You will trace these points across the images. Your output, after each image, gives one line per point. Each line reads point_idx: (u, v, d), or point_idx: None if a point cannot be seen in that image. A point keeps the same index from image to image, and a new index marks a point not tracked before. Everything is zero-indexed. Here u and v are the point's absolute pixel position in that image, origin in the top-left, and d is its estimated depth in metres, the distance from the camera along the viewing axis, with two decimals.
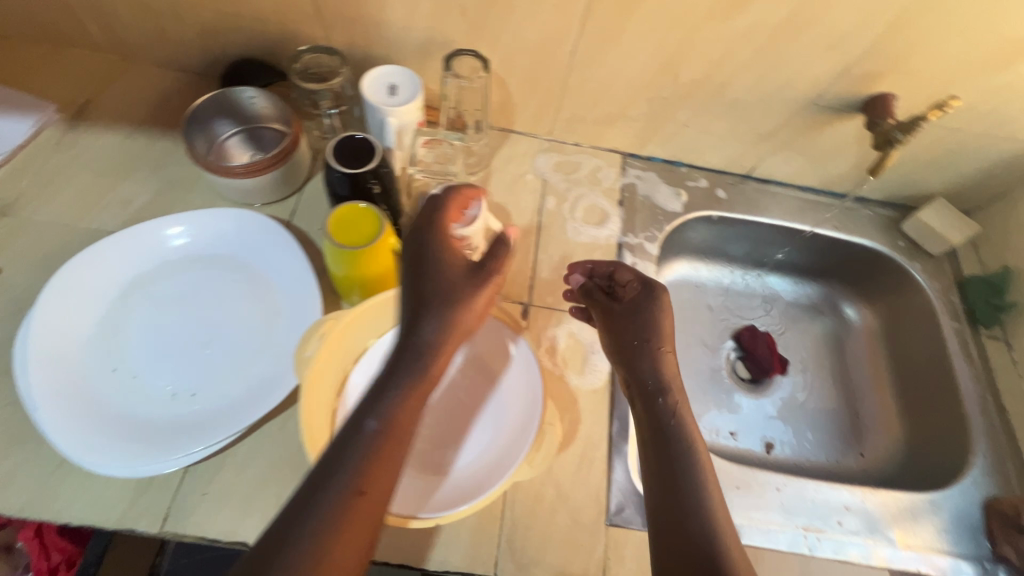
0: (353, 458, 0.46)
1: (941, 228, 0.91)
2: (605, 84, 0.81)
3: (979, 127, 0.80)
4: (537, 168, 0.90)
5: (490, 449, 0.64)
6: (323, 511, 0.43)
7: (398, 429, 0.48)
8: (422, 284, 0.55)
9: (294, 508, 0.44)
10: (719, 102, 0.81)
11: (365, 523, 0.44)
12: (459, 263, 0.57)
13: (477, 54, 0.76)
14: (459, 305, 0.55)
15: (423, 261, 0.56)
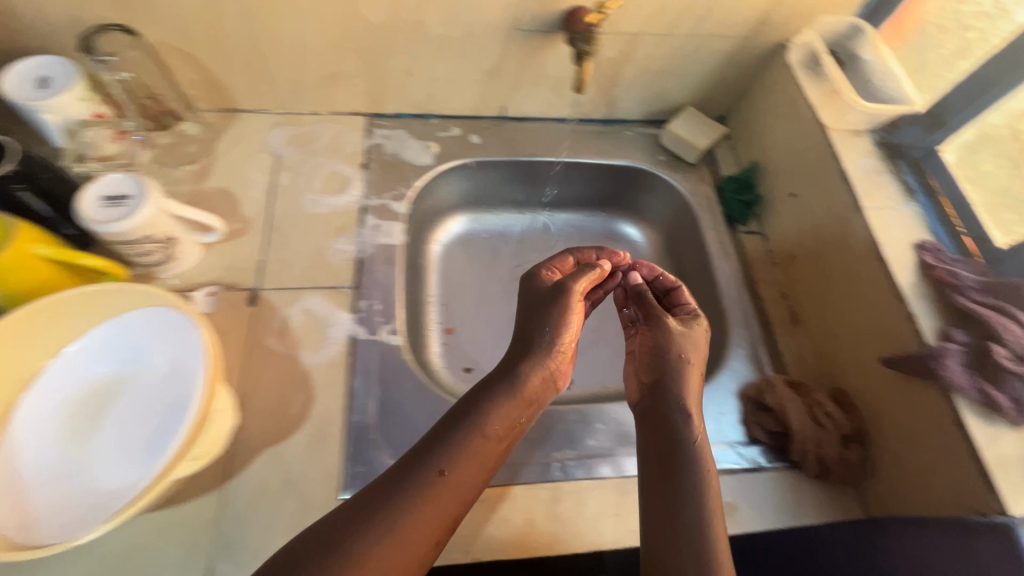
0: (416, 498, 0.50)
1: (690, 136, 0.92)
2: (299, 42, 0.75)
3: (684, 28, 0.80)
4: (269, 145, 0.84)
5: (163, 454, 0.55)
6: (400, 512, 0.48)
7: (495, 434, 0.56)
8: (529, 334, 0.64)
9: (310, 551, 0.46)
10: (425, 43, 0.77)
11: (426, 529, 0.48)
12: (563, 315, 0.65)
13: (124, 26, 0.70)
14: (553, 353, 0.63)
15: (551, 316, 0.65)
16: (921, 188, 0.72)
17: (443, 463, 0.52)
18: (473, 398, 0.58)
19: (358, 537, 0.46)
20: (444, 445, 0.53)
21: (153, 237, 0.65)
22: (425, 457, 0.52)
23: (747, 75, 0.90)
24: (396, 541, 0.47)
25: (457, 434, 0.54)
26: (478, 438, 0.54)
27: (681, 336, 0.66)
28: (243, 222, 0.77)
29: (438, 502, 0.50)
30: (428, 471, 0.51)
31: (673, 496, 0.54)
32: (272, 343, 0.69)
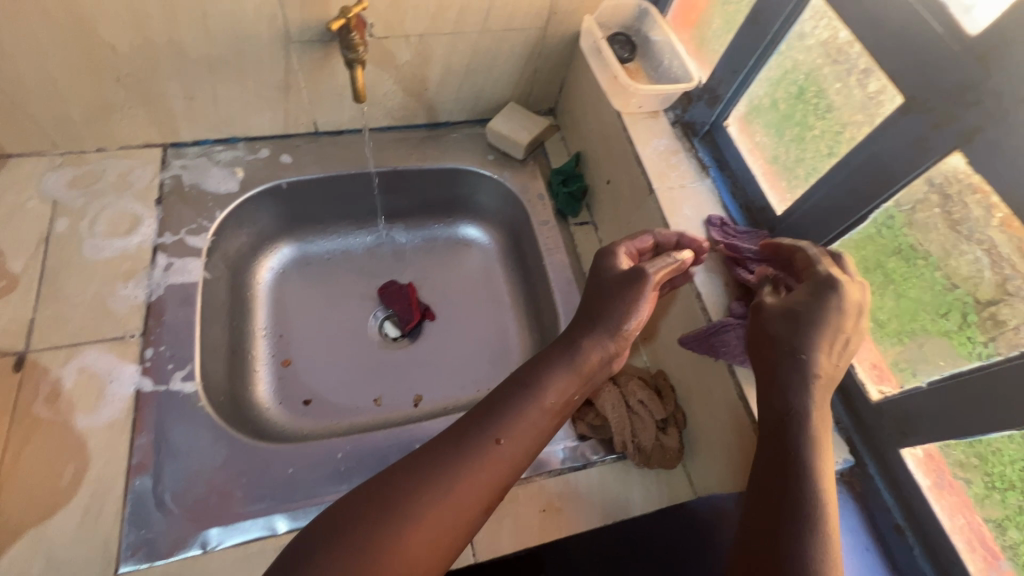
0: (460, 469, 0.46)
1: (512, 132, 0.90)
2: (45, 75, 0.68)
3: (474, 24, 0.78)
4: (45, 189, 0.77)
5: None
6: (412, 505, 0.43)
7: (510, 444, 0.48)
8: (598, 309, 0.56)
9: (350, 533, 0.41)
10: (194, 63, 0.72)
11: (455, 523, 0.44)
12: (636, 301, 0.55)
13: None
14: (618, 334, 0.55)
15: (594, 310, 0.56)
16: (712, 163, 0.73)
17: (406, 481, 0.45)
18: (527, 370, 0.53)
19: (373, 540, 0.41)
20: (494, 420, 0.49)
21: None
22: (477, 429, 0.48)
23: (558, 65, 0.89)
24: (441, 509, 0.43)
25: (506, 402, 0.50)
26: (540, 402, 0.50)
27: (806, 311, 0.49)
28: (10, 279, 0.70)
29: (490, 472, 0.46)
30: (484, 438, 0.48)
31: (794, 444, 0.45)
32: (39, 411, 0.63)
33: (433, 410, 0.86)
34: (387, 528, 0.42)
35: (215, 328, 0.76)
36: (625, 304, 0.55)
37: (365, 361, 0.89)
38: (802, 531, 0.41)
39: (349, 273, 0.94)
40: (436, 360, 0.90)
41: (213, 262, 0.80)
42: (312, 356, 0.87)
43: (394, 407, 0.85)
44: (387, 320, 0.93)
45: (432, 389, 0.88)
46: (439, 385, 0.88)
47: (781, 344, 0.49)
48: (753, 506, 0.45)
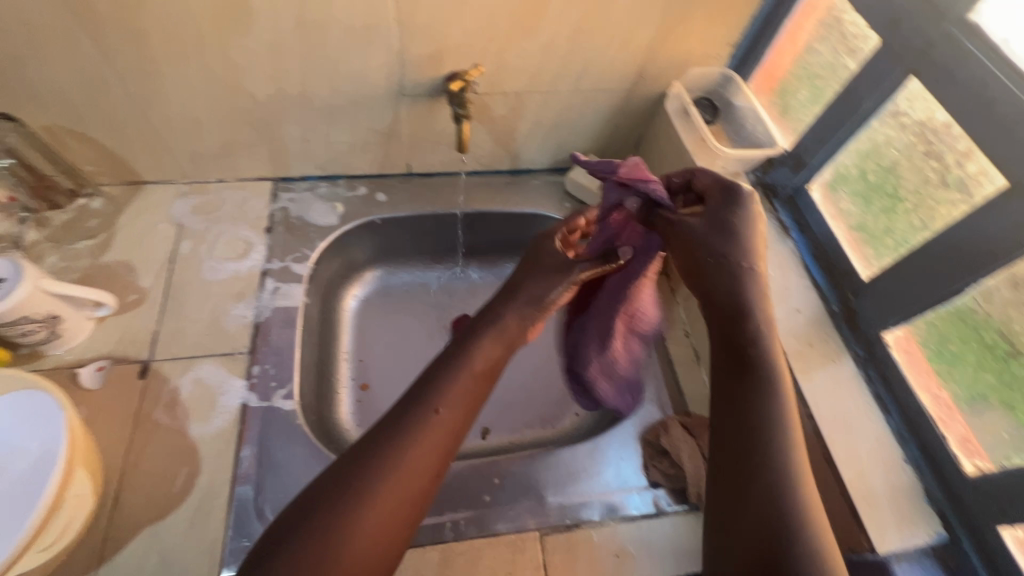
0: (410, 440, 0.50)
1: (591, 183, 0.95)
2: (190, 115, 0.78)
3: (566, 84, 0.84)
4: (173, 215, 0.86)
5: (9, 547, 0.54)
6: (371, 478, 0.47)
7: (448, 412, 0.52)
8: (530, 269, 0.66)
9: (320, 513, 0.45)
10: (315, 110, 0.80)
11: (410, 484, 0.48)
12: (553, 281, 0.64)
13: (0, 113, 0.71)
14: (537, 306, 0.63)
15: (532, 262, 0.66)
16: (794, 225, 0.76)
17: (360, 470, 0.48)
18: (444, 361, 0.56)
19: (339, 521, 0.45)
20: (429, 402, 0.52)
21: (35, 318, 0.65)
22: (416, 406, 0.52)
23: (639, 122, 0.94)
24: (396, 477, 0.48)
25: (437, 388, 0.54)
26: (470, 369, 0.56)
27: (712, 230, 0.60)
28: (140, 293, 0.78)
29: (434, 440, 0.51)
30: (425, 410, 0.52)
31: (754, 417, 0.49)
32: (159, 416, 0.69)
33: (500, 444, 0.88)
34: (345, 506, 0.46)
35: (310, 350, 0.82)
36: (562, 262, 0.66)
37: None
38: (771, 503, 0.44)
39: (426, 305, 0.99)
40: (505, 395, 0.94)
41: (313, 289, 0.86)
42: (389, 382, 0.92)
43: None
44: None
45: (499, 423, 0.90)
46: (507, 421, 0.91)
47: (723, 268, 0.58)
48: (725, 494, 0.46)
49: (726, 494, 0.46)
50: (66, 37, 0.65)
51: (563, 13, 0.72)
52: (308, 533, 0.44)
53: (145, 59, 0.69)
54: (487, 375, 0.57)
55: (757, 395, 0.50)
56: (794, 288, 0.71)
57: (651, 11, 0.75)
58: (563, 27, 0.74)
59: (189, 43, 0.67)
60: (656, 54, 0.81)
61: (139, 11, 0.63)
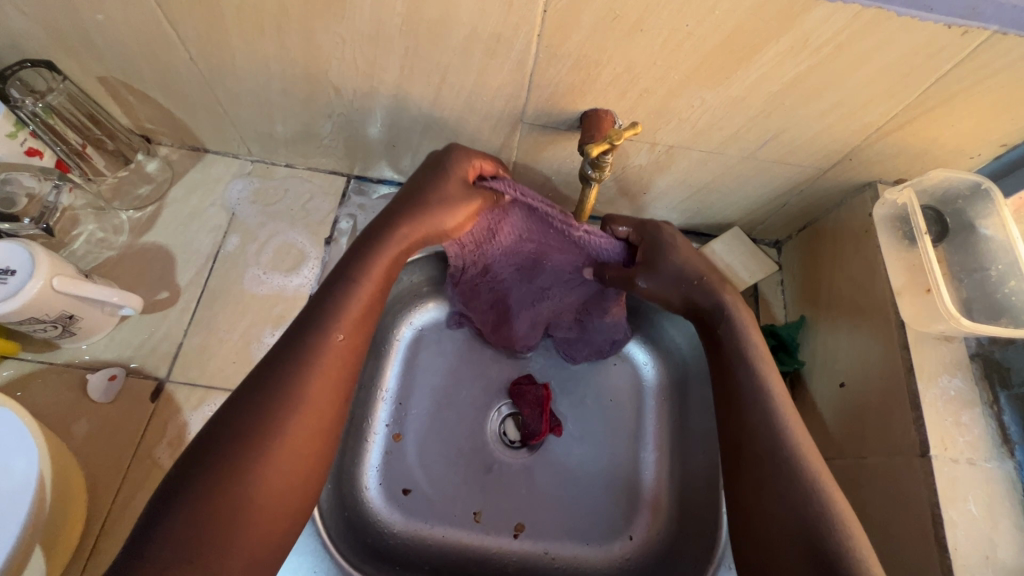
0: (307, 370, 0.48)
1: (727, 268, 0.74)
2: (262, 95, 0.63)
3: (739, 149, 0.61)
4: (228, 198, 0.73)
5: None
6: (265, 421, 0.46)
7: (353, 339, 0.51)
8: (418, 192, 0.56)
9: (218, 470, 0.44)
10: (409, 117, 0.63)
11: (319, 402, 0.48)
12: (450, 200, 0.56)
13: (38, 62, 0.59)
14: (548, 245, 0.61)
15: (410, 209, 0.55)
16: (1019, 440, 0.53)
17: (249, 416, 0.46)
18: (319, 300, 0.52)
19: (240, 469, 0.44)
20: (312, 346, 0.49)
21: (44, 318, 0.56)
22: (309, 341, 0.49)
23: (817, 206, 0.70)
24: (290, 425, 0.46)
25: (306, 342, 0.49)
26: (360, 293, 0.52)
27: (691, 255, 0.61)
28: (172, 291, 0.68)
29: (330, 365, 0.49)
30: (319, 341, 0.50)
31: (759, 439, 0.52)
32: (160, 455, 0.59)
33: (531, 549, 0.75)
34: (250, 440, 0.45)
35: None
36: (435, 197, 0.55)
37: (476, 464, 0.77)
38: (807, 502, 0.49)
39: (487, 352, 0.83)
40: (552, 488, 0.78)
41: None
42: (423, 438, 0.77)
43: (491, 529, 0.75)
44: (509, 418, 0.80)
45: (538, 523, 0.76)
46: (546, 523, 0.76)
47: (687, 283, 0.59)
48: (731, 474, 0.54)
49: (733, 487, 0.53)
50: None
51: (776, 67, 0.50)
52: (212, 476, 0.43)
53: (214, 27, 0.54)
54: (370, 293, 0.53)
55: (751, 410, 0.54)
56: (999, 541, 0.49)
57: (910, 84, 0.50)
58: (768, 83, 0.52)
59: (267, 17, 0.51)
60: (885, 137, 0.57)
61: None
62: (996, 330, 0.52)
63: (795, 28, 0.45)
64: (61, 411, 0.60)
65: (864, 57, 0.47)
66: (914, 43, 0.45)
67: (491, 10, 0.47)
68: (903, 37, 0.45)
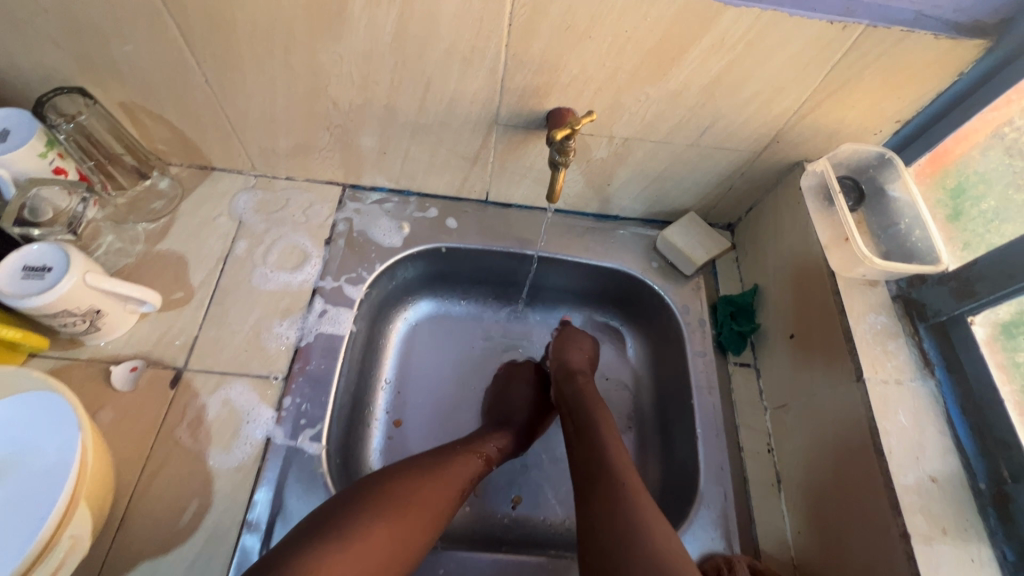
0: (402, 483, 0.59)
1: (686, 246, 0.83)
2: (268, 113, 0.72)
3: (685, 137, 0.72)
4: (235, 208, 0.81)
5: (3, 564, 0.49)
6: (365, 506, 0.55)
7: (444, 486, 0.62)
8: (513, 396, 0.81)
9: (317, 524, 0.53)
10: (399, 126, 0.73)
11: (404, 523, 0.56)
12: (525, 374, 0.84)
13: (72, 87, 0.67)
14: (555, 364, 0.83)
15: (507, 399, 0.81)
16: (938, 361, 0.61)
17: (351, 513, 0.54)
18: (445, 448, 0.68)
19: (331, 545, 0.50)
20: (397, 497, 0.57)
21: (75, 311, 0.62)
22: (425, 469, 0.63)
23: (758, 188, 0.81)
24: (381, 538, 0.53)
25: (441, 458, 0.66)
26: (464, 458, 0.67)
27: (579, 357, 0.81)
28: (186, 291, 0.74)
29: (428, 499, 0.60)
30: (431, 474, 0.63)
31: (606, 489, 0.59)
32: (181, 435, 0.64)
33: (530, 520, 0.78)
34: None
35: (348, 384, 0.75)
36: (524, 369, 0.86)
37: None
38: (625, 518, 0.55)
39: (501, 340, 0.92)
40: (544, 461, 0.83)
41: (363, 317, 0.79)
42: (423, 424, 0.83)
43: (490, 503, 0.79)
44: None
45: (533, 493, 0.80)
46: (541, 493, 0.80)
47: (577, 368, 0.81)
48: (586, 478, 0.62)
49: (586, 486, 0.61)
50: (150, 20, 0.59)
51: (703, 62, 0.60)
52: (316, 543, 0.50)
53: (229, 51, 0.63)
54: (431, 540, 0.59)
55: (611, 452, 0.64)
56: (927, 444, 0.57)
57: (812, 71, 0.61)
58: (700, 76, 0.62)
59: (277, 41, 0.61)
60: (802, 120, 0.68)
61: (230, 3, 0.57)
62: (906, 269, 0.62)
63: (713, 27, 0.56)
64: (86, 401, 0.65)
65: (771, 50, 0.58)
66: (808, 36, 0.57)
67: (467, 25, 0.57)
68: (798, 32, 0.56)
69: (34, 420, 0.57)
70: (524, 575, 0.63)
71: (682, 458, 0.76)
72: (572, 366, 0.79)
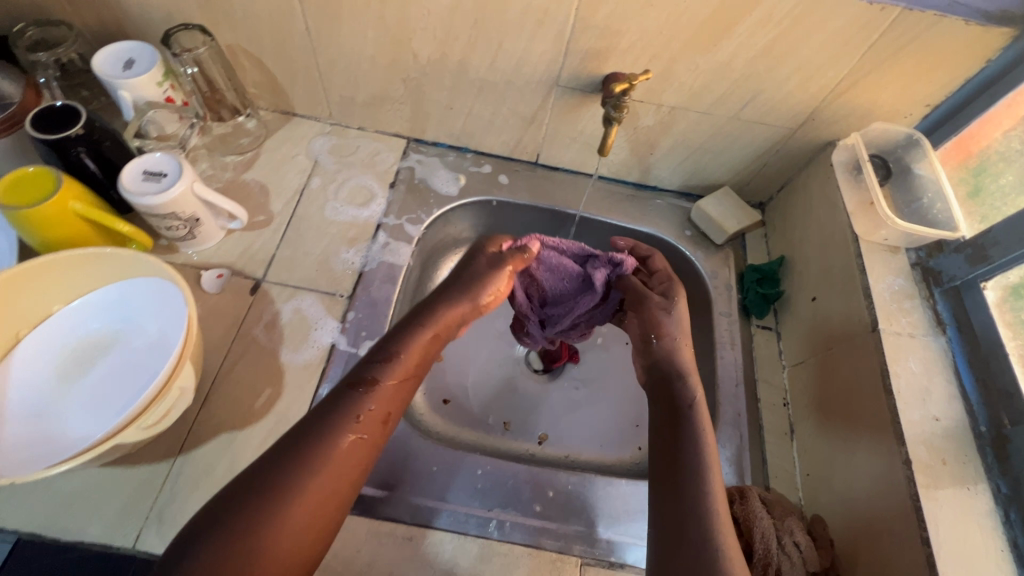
0: (314, 440, 0.51)
1: (719, 216, 0.90)
2: (354, 63, 0.81)
3: (727, 109, 0.79)
4: (312, 150, 0.90)
5: None
6: (271, 479, 0.48)
7: (366, 425, 0.53)
8: (467, 277, 0.63)
9: (218, 507, 0.47)
10: (468, 83, 0.81)
11: (331, 477, 0.50)
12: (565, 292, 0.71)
13: (193, 27, 0.76)
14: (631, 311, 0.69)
15: (438, 300, 0.61)
16: (950, 321, 0.67)
17: (262, 491, 0.48)
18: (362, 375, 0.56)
19: (246, 535, 0.46)
20: (304, 456, 0.50)
21: (179, 215, 0.71)
22: (336, 415, 0.53)
23: (791, 166, 0.87)
24: (306, 504, 0.48)
25: (349, 393, 0.54)
26: (388, 385, 0.56)
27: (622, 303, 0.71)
28: (267, 216, 0.83)
29: (349, 450, 0.52)
30: (341, 420, 0.52)
31: (683, 488, 0.55)
32: (258, 333, 0.73)
33: (555, 455, 0.85)
34: None
35: (405, 311, 0.82)
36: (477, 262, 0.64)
37: (505, 384, 0.92)
38: (696, 525, 0.52)
39: None
40: (569, 404, 0.91)
41: (418, 255, 0.88)
42: (464, 362, 0.92)
43: (519, 437, 0.86)
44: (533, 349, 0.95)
45: (558, 433, 0.87)
46: (566, 433, 0.87)
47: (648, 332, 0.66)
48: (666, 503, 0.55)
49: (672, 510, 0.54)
50: None
51: (751, 35, 0.67)
52: (225, 536, 0.45)
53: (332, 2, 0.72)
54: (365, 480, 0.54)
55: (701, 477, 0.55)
56: (935, 390, 0.62)
57: (850, 50, 0.67)
58: (747, 49, 0.69)
59: None
60: (837, 99, 0.74)
61: None
62: (926, 232, 0.68)
63: (763, 2, 0.63)
64: None
65: (815, 26, 0.65)
66: (849, 16, 0.63)
67: None
68: (839, 11, 0.63)
69: (145, 305, 0.67)
70: (554, 480, 0.69)
71: (703, 407, 0.82)
72: (684, 368, 0.64)
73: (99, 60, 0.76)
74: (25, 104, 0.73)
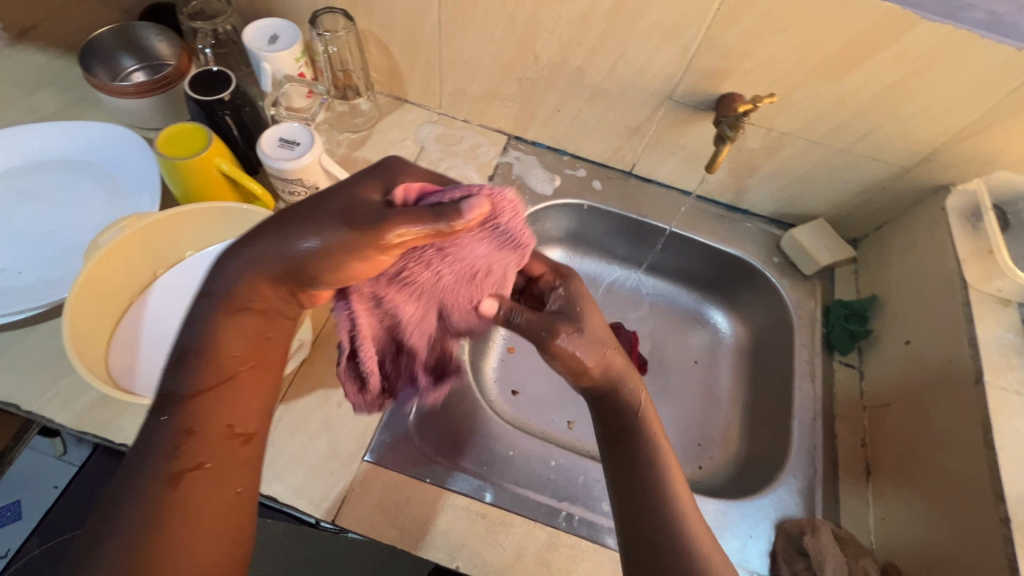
0: (147, 465, 0.46)
1: (813, 247, 0.89)
2: (475, 58, 0.85)
3: (839, 141, 0.78)
4: (419, 136, 0.95)
5: None
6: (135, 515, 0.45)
7: (208, 432, 0.48)
8: (305, 216, 0.50)
9: (91, 542, 0.45)
10: (581, 87, 0.83)
11: (200, 497, 0.47)
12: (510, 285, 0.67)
13: (344, 13, 0.82)
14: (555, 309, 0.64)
15: (244, 258, 0.50)
16: None
17: (128, 530, 0.44)
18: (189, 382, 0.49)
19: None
20: (166, 481, 0.46)
21: (303, 182, 0.76)
22: (168, 431, 0.48)
23: (895, 206, 0.85)
24: (184, 532, 0.45)
25: (174, 402, 0.48)
26: (213, 385, 0.49)
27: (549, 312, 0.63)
28: None
29: (203, 465, 0.48)
30: (179, 436, 0.48)
31: (647, 496, 0.56)
32: None
33: None
34: None
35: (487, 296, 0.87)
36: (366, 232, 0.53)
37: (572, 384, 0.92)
38: (666, 531, 0.55)
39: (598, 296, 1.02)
40: None
41: None
42: (534, 356, 0.94)
43: (581, 438, 0.88)
44: None
45: None
46: None
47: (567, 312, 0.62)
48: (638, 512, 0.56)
49: (639, 520, 0.56)
50: None
51: (883, 69, 0.67)
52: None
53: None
54: (245, 489, 0.50)
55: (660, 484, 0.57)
56: None
57: (986, 95, 0.66)
58: (875, 83, 0.69)
59: None
60: (961, 142, 0.73)
61: None
62: None
63: (903, 38, 0.63)
64: None
65: (952, 66, 0.64)
66: (992, 61, 0.62)
67: (680, 3, 0.67)
68: (984, 54, 0.62)
69: None
70: None
71: (774, 436, 0.81)
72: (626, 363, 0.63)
73: (248, 31, 0.82)
74: (180, 68, 0.81)
